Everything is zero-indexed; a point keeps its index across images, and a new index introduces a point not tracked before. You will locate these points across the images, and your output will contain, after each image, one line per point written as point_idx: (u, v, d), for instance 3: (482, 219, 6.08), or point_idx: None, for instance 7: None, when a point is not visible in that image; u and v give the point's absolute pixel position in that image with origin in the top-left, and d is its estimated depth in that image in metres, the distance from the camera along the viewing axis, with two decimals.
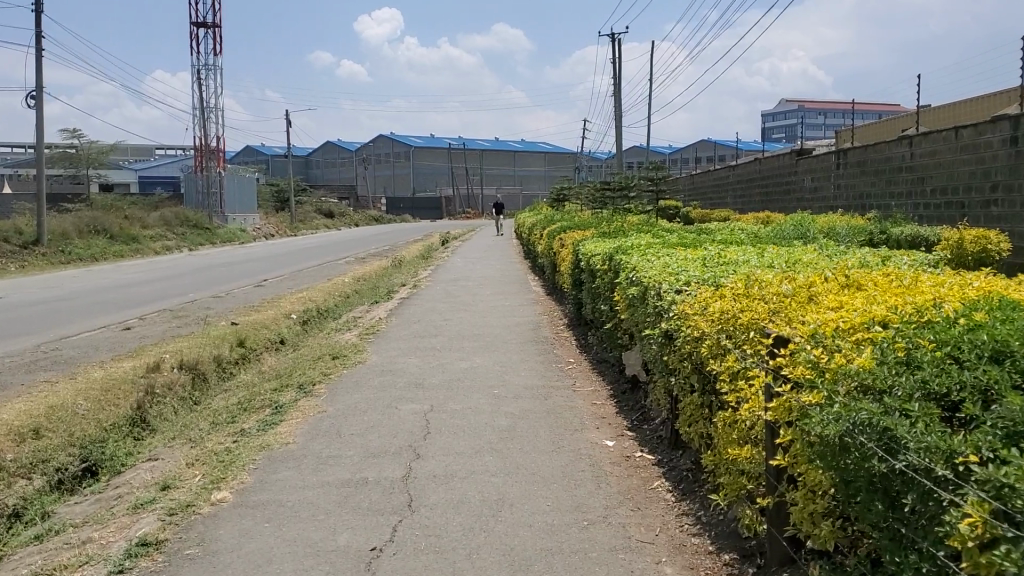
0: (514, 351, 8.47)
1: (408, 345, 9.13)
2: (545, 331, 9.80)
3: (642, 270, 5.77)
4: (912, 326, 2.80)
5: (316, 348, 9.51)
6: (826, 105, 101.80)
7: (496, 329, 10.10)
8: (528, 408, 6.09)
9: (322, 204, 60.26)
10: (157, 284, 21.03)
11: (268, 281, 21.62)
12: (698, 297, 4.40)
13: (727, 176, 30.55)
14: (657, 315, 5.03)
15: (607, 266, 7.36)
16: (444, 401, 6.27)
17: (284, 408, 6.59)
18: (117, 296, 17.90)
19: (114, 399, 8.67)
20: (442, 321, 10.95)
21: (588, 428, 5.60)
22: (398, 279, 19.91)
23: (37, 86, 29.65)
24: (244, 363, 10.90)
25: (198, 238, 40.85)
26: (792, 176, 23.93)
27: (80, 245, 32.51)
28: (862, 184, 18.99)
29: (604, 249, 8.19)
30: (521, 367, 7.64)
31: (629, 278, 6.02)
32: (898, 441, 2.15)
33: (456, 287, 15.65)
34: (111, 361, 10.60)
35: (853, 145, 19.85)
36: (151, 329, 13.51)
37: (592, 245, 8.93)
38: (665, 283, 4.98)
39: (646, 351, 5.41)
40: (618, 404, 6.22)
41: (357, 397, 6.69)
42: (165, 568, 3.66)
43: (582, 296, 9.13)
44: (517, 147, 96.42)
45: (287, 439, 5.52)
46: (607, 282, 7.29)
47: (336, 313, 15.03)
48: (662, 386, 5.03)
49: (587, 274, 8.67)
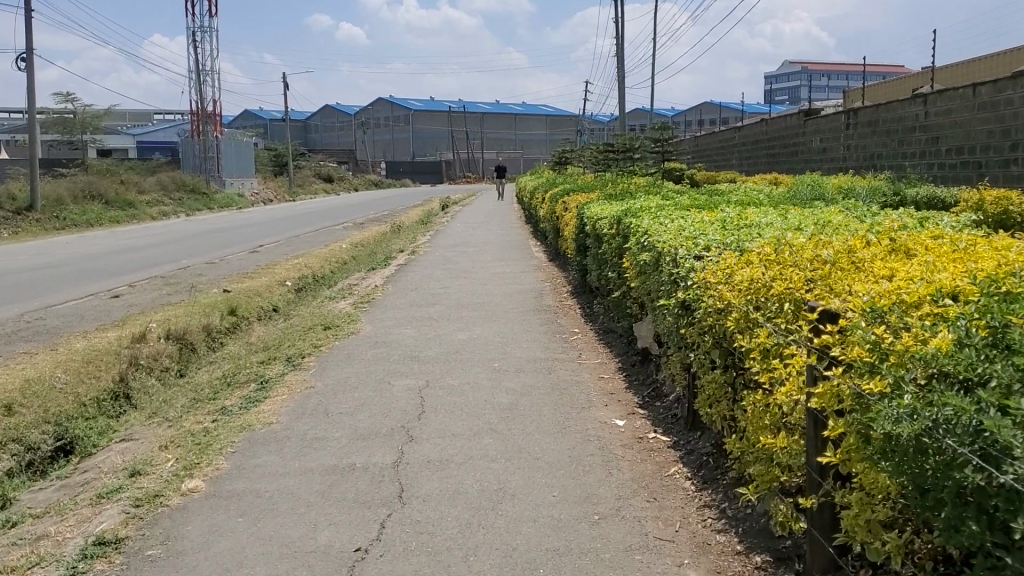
0: (516, 321, 8.02)
1: (405, 314, 8.68)
2: (547, 299, 9.36)
3: (656, 234, 5.32)
4: (992, 297, 2.36)
5: (309, 317, 9.07)
6: (830, 66, 100.61)
7: (496, 297, 9.65)
8: (531, 384, 5.66)
9: (320, 168, 59.59)
10: (151, 250, 20.60)
11: (263, 247, 21.17)
12: (722, 264, 3.94)
13: (732, 137, 29.97)
14: (672, 285, 4.59)
15: (615, 230, 6.89)
16: (440, 377, 5.83)
17: (270, 383, 6.15)
18: (108, 263, 17.48)
19: (96, 372, 8.24)
20: (441, 288, 10.52)
21: (596, 406, 5.16)
22: (396, 244, 19.46)
23: (28, 47, 29.00)
24: (234, 333, 10.48)
25: (195, 204, 40.31)
26: (799, 138, 23.35)
27: (75, 210, 32.01)
28: (873, 144, 18.46)
29: (612, 212, 7.73)
30: (523, 338, 7.21)
31: (640, 243, 5.56)
32: (1003, 448, 1.72)
33: (455, 253, 15.21)
34: (95, 331, 10.18)
35: (863, 105, 19.28)
36: (141, 297, 13.08)
37: (598, 208, 8.46)
38: (683, 249, 4.53)
39: (659, 321, 4.97)
40: (627, 378, 5.80)
41: (347, 371, 6.25)
42: (122, 572, 3.24)
43: (587, 263, 8.68)
44: (518, 110, 95.49)
45: (270, 418, 5.10)
46: (614, 248, 6.84)
47: (332, 280, 14.58)
48: (679, 362, 4.60)
49: (593, 239, 8.20)
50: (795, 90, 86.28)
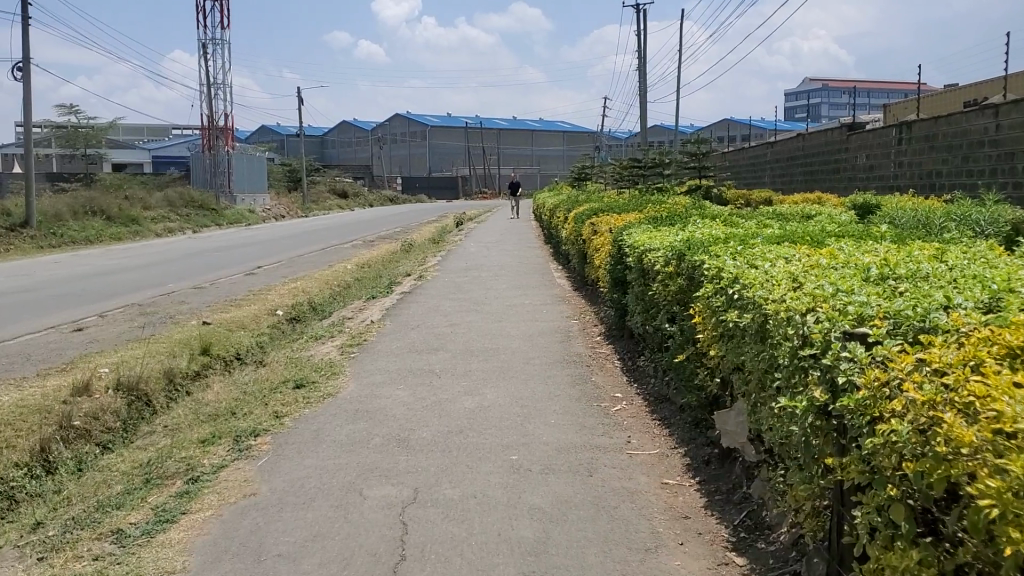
0: (538, 380, 6.24)
1: (400, 366, 6.93)
2: (576, 345, 7.59)
3: (753, 280, 3.65)
4: None
5: (285, 365, 7.34)
6: (847, 83, 98.76)
7: (513, 341, 7.87)
8: (568, 497, 3.92)
9: (334, 184, 58.06)
10: (141, 271, 19.04)
11: (262, 269, 19.52)
12: (927, 365, 2.27)
13: (765, 153, 28.23)
14: (800, 373, 2.92)
15: (673, 268, 5.20)
16: (434, 482, 4.09)
17: (198, 485, 4.40)
18: (86, 287, 15.87)
19: (12, 438, 6.57)
20: (449, 327, 8.82)
21: (666, 548, 3.41)
22: (404, 266, 17.83)
23: (25, 56, 27.61)
24: (200, 379, 8.81)
25: (204, 219, 38.75)
26: (841, 153, 21.58)
27: (74, 226, 30.50)
28: (932, 160, 16.67)
29: (667, 239, 6.06)
30: (551, 408, 5.47)
31: (727, 295, 3.88)
32: None
33: (467, 279, 13.44)
34: (36, 377, 8.52)
35: (918, 117, 17.47)
36: (108, 331, 11.41)
37: (642, 235, 6.75)
38: (825, 322, 2.85)
39: (768, 421, 3.31)
40: (705, 486, 4.10)
41: (308, 464, 4.54)
42: None
43: (628, 302, 6.94)
44: (535, 129, 94.08)
45: (174, 565, 3.38)
46: (673, 292, 5.15)
47: (328, 310, 12.90)
48: (810, 500, 2.94)
49: (634, 274, 6.53)
50: (817, 107, 84.22)
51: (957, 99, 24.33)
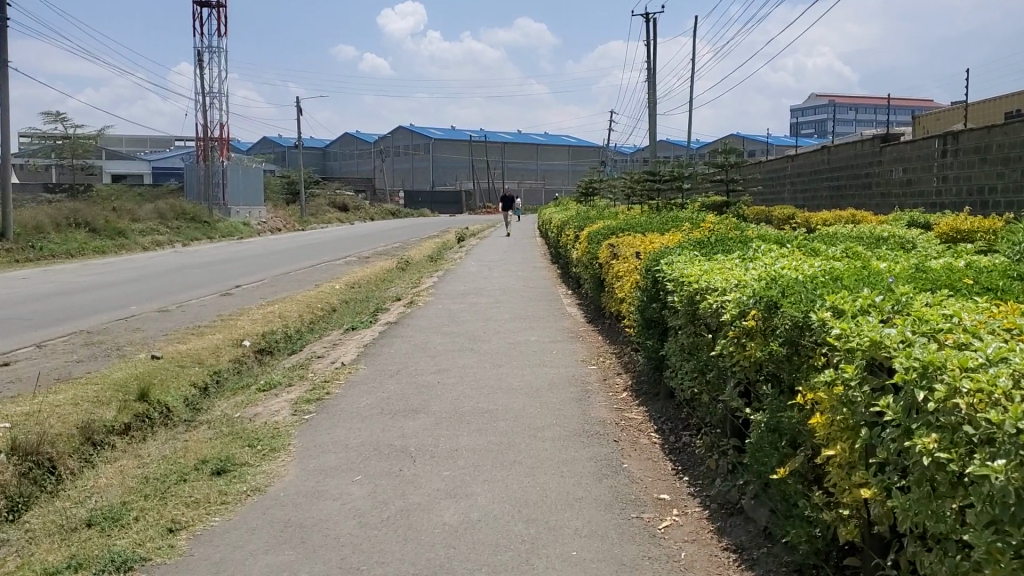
0: (550, 470, 4.46)
1: (364, 440, 5.14)
2: (596, 408, 5.81)
3: (978, 382, 1.93)
4: None
5: (215, 433, 5.57)
6: (855, 100, 97.33)
7: (516, 399, 6.10)
8: None
9: (335, 197, 56.17)
10: (108, 291, 17.26)
11: (241, 288, 17.72)
12: None
13: (785, 167, 26.50)
14: None
15: (760, 320, 3.44)
16: None
17: None
18: (36, 310, 14.07)
19: None
20: (437, 376, 7.04)
21: None
22: (395, 288, 16.02)
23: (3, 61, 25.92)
24: (126, 439, 7.03)
25: (195, 233, 37.03)
26: (874, 166, 19.86)
27: (55, 239, 28.71)
28: (984, 175, 14.93)
29: (735, 275, 4.31)
30: (571, 528, 3.69)
31: (903, 401, 2.14)
32: None
33: (463, 307, 11.67)
34: None
35: (966, 127, 15.72)
36: (38, 367, 9.60)
37: (691, 268, 4.97)
38: None
39: None
40: None
41: None
42: None
43: (669, 356, 5.14)
44: (541, 143, 92.48)
45: None
46: (758, 359, 3.40)
47: (302, 341, 11.13)
48: None
49: (680, 318, 4.74)
50: (827, 123, 82.63)
51: (996, 110, 22.64)
